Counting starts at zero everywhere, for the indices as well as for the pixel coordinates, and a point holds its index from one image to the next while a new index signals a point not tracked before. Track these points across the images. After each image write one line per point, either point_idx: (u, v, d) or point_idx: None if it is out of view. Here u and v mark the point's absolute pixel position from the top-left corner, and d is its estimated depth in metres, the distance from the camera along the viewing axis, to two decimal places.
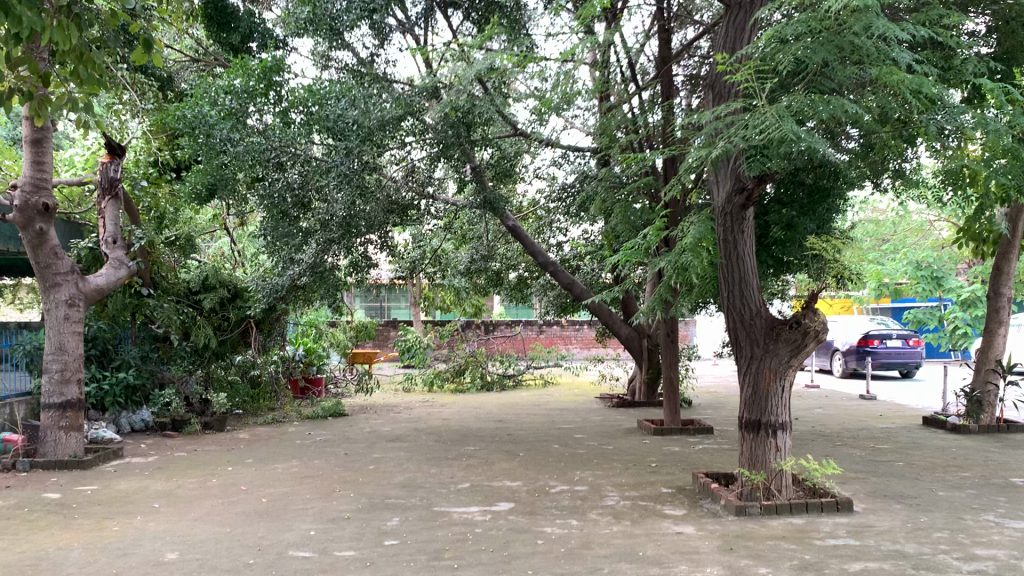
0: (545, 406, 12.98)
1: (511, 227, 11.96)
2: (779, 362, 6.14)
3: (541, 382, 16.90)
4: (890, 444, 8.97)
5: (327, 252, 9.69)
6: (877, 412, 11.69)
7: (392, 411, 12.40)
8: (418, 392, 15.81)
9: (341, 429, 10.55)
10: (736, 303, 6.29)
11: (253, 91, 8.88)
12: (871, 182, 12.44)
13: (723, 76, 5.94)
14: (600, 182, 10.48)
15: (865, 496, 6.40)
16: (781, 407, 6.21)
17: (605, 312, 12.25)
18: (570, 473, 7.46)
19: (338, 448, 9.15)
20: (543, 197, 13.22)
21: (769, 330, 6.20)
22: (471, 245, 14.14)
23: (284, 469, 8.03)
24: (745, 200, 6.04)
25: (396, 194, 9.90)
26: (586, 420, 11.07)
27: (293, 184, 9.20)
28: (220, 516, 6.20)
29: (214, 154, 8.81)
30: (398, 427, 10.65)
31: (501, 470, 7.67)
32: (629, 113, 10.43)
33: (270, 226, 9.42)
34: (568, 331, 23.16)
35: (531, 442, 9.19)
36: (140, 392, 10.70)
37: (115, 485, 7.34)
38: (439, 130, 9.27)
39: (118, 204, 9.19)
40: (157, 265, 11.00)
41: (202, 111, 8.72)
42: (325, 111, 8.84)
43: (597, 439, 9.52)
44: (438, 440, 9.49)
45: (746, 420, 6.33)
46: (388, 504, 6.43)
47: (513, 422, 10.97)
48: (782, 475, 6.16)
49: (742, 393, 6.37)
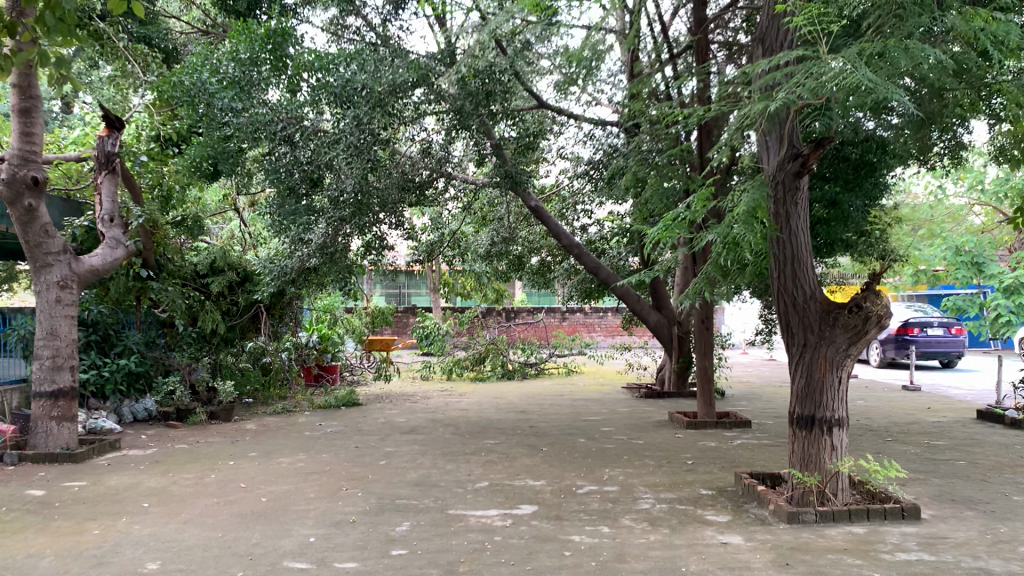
0: (570, 396, 12.34)
1: (534, 207, 11.32)
2: (835, 351, 5.48)
3: (564, 370, 16.27)
4: (946, 440, 8.25)
5: (338, 230, 9.08)
6: (925, 405, 10.95)
7: (408, 401, 11.83)
8: (437, 380, 15.25)
9: (354, 419, 9.98)
10: (787, 286, 5.61)
11: (259, 60, 8.15)
12: (918, 160, 11.67)
13: (777, 24, 5.22)
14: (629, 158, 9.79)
15: (932, 501, 5.71)
16: (837, 401, 5.55)
17: (632, 298, 11.60)
18: (598, 472, 6.83)
19: (349, 441, 8.56)
20: (568, 177, 12.67)
21: (824, 314, 5.54)
22: (491, 227, 13.51)
23: (289, 464, 7.46)
24: (799, 167, 5.35)
25: (409, 170, 9.27)
26: (613, 412, 10.42)
27: (299, 158, 8.50)
28: (213, 518, 5.62)
29: (215, 125, 8.24)
30: (414, 418, 10.06)
31: (523, 467, 7.05)
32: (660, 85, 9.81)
33: (276, 203, 8.76)
34: (592, 318, 22.51)
35: (555, 435, 8.56)
36: (143, 379, 10.18)
37: (106, 481, 6.79)
38: (454, 99, 8.59)
39: (115, 179, 8.62)
40: (164, 247, 10.53)
41: (202, 77, 8.19)
42: (332, 78, 8.19)
43: (626, 432, 8.87)
44: (456, 432, 8.88)
45: (798, 416, 5.66)
46: (397, 505, 5.82)
47: (536, 413, 10.36)
48: (838, 477, 5.50)
49: (794, 385, 5.70)
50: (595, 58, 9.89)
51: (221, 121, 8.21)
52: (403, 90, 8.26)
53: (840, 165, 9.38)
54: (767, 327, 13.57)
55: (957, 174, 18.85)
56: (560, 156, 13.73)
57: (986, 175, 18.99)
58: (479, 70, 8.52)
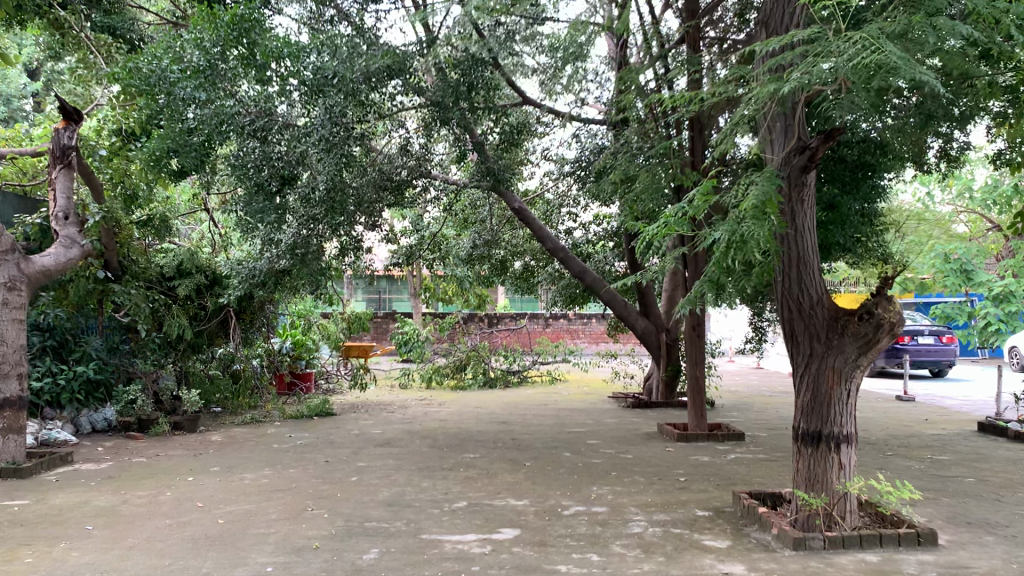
0: (554, 405, 11.87)
1: (517, 209, 10.85)
2: (844, 361, 5.05)
3: (548, 379, 15.80)
4: (950, 455, 7.84)
5: (311, 230, 8.65)
6: (922, 416, 10.55)
7: (385, 410, 11.31)
8: (416, 389, 14.72)
9: (327, 431, 9.46)
10: (792, 290, 5.17)
11: (226, 47, 7.54)
12: (914, 163, 11.34)
13: (784, 5, 4.79)
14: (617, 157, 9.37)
15: (946, 524, 5.27)
16: (845, 416, 5.10)
17: (620, 303, 11.18)
18: (585, 490, 6.35)
19: (319, 454, 8.04)
20: (553, 180, 12.24)
21: (832, 322, 5.10)
22: (473, 230, 13.04)
23: (254, 481, 6.93)
24: (807, 161, 4.91)
25: (389, 169, 8.95)
26: (599, 423, 9.95)
27: (267, 153, 7.97)
28: (162, 543, 5.08)
29: (176, 117, 7.64)
30: (390, 430, 9.55)
31: (504, 484, 6.56)
32: (648, 84, 9.45)
33: (244, 201, 8.19)
34: (576, 325, 22.08)
35: (539, 449, 8.07)
36: (102, 388, 9.64)
37: (50, 499, 6.23)
38: (435, 92, 8.13)
39: (71, 174, 8.06)
40: (127, 248, 10.04)
41: (161, 64, 7.55)
42: (303, 68, 7.70)
43: (613, 445, 8.41)
44: (433, 446, 8.39)
45: (803, 432, 5.22)
46: (366, 529, 5.31)
47: (519, 424, 9.87)
48: (847, 499, 5.07)
49: (798, 398, 5.26)
50: (581, 51, 9.45)
51: (183, 113, 7.64)
52: (380, 83, 7.80)
53: (837, 167, 9.06)
54: (757, 335, 13.16)
55: (943, 180, 18.58)
56: (544, 157, 13.31)
57: (973, 181, 18.73)
58: (460, 61, 8.14)
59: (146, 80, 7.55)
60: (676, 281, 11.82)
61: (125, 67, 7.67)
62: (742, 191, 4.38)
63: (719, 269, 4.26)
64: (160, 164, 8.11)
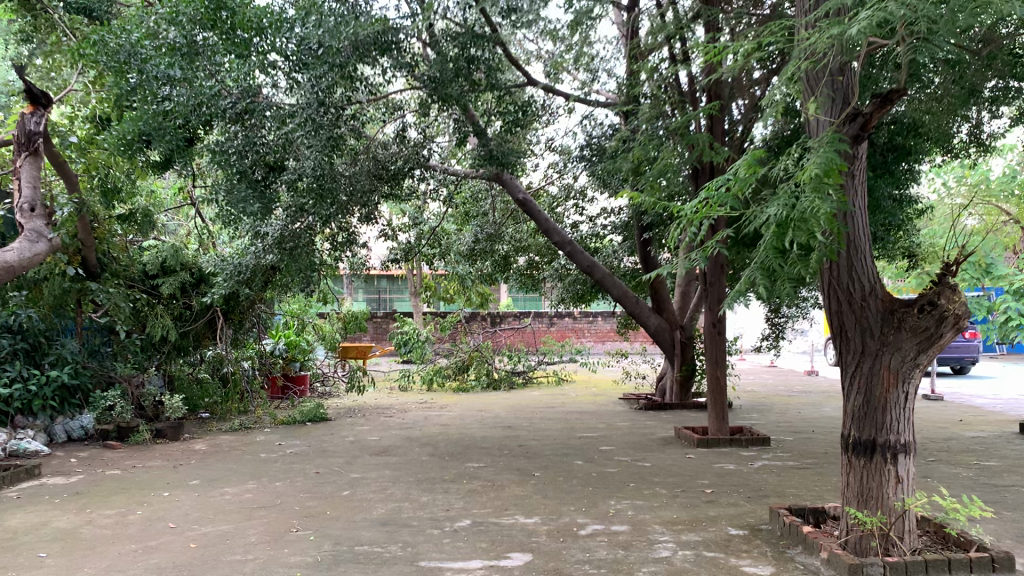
0: (562, 408, 11.23)
1: (522, 201, 10.23)
2: (900, 360, 4.38)
3: (554, 379, 15.17)
4: (997, 461, 7.18)
5: (299, 220, 8.04)
6: (956, 416, 9.90)
7: (383, 415, 10.67)
8: (416, 391, 14.08)
9: (320, 438, 8.82)
10: (840, 278, 4.54)
11: (202, 20, 6.81)
12: (941, 154, 10.74)
13: None
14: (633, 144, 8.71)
15: (1017, 544, 4.62)
16: (902, 422, 4.44)
17: (631, 300, 10.50)
18: (602, 505, 5.69)
19: (309, 465, 7.39)
20: (557, 171, 11.60)
21: (888, 315, 4.45)
22: (474, 223, 12.38)
23: (236, 496, 6.29)
24: (860, 130, 4.17)
25: (385, 157, 8.48)
26: (611, 427, 9.30)
27: (250, 138, 7.33)
28: (121, 574, 4.43)
29: (150, 97, 6.98)
30: (387, 436, 8.90)
31: (511, 499, 5.91)
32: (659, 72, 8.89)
33: (224, 188, 7.55)
34: (581, 324, 21.45)
35: (548, 458, 7.43)
36: (79, 393, 9.01)
37: (6, 520, 5.58)
38: (434, 67, 7.50)
39: (38, 163, 7.41)
40: (105, 244, 9.43)
41: (128, 38, 6.86)
42: (284, 40, 7.10)
43: (628, 452, 7.76)
44: (434, 454, 7.73)
45: (853, 440, 4.57)
46: (356, 554, 4.66)
47: (525, 428, 9.23)
48: (905, 517, 4.42)
49: (847, 402, 4.62)
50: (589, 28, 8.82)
51: (156, 93, 6.97)
52: (371, 58, 7.21)
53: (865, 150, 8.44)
54: (774, 331, 12.51)
55: (959, 171, 17.94)
56: (548, 148, 12.69)
57: (989, 172, 18.08)
58: (456, 34, 7.53)
59: (113, 55, 6.87)
60: (691, 277, 11.24)
61: (89, 40, 7.00)
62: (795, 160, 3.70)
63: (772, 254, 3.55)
64: (132, 149, 7.53)
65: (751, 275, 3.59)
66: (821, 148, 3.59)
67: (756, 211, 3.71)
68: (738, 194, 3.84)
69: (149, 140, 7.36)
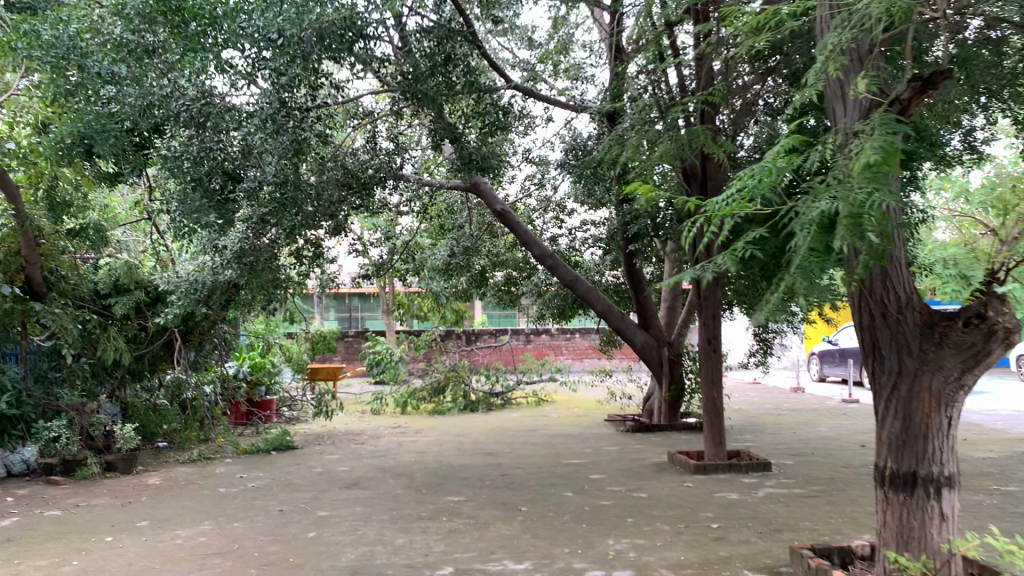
0: (544, 431, 10.61)
1: (500, 211, 9.70)
2: (942, 381, 3.85)
3: (534, 400, 14.58)
4: (1017, 485, 6.68)
5: (261, 233, 7.40)
6: (958, 435, 9.43)
7: (354, 442, 10.00)
8: (389, 414, 13.41)
9: (285, 470, 8.15)
10: (873, 289, 3.99)
11: (152, 14, 6.39)
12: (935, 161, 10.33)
13: None
14: (619, 150, 8.21)
15: None
16: (945, 450, 3.91)
17: (616, 317, 9.92)
18: (600, 546, 5.09)
19: (272, 502, 6.71)
20: (535, 183, 11.09)
21: (927, 330, 3.90)
22: (449, 236, 11.78)
23: (190, 539, 5.61)
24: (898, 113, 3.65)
25: (355, 165, 8.01)
26: (598, 452, 8.71)
27: (205, 142, 6.67)
28: None
29: (94, 97, 6.55)
30: (358, 466, 8.25)
31: (497, 541, 5.28)
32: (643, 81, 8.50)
33: (178, 196, 6.88)
34: (558, 341, 20.91)
35: (535, 489, 6.82)
36: (22, 424, 8.22)
37: None
38: (404, 61, 6.93)
39: None
40: (52, 261, 8.72)
41: (65, 31, 6.41)
42: (240, 29, 6.47)
43: (621, 481, 7.18)
44: (410, 487, 7.09)
45: (890, 472, 4.03)
46: None
47: (507, 455, 8.62)
48: (952, 559, 3.89)
49: (881, 429, 4.08)
50: None
51: (99, 93, 6.53)
52: (338, 54, 6.60)
53: None
54: (763, 348, 12.03)
55: (939, 183, 17.67)
56: (525, 159, 12.19)
57: (970, 185, 17.83)
58: (430, 29, 6.98)
59: (51, 50, 6.39)
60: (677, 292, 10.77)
61: (21, 32, 6.53)
62: (848, 150, 3.13)
63: (814, 260, 2.99)
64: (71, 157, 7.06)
65: (793, 282, 2.98)
66: (871, 132, 3.11)
67: (804, 207, 3.09)
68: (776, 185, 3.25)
69: (91, 147, 6.88)
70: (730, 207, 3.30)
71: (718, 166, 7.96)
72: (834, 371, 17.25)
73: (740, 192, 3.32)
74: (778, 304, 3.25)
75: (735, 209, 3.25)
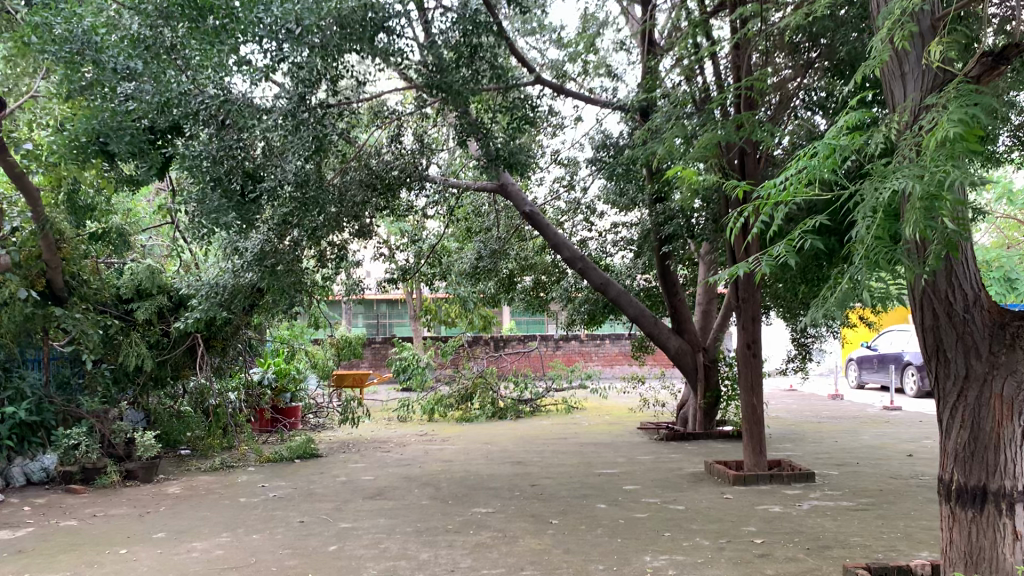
0: (575, 439, 10.29)
1: (528, 213, 9.44)
2: (1016, 386, 3.49)
3: (564, 407, 14.25)
4: None
5: (284, 235, 7.20)
6: None
7: (379, 450, 9.75)
8: (416, 421, 13.17)
9: (309, 479, 7.91)
10: (937, 285, 3.64)
11: (168, 7, 6.14)
12: None
13: None
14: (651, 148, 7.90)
15: None
16: (1018, 463, 3.55)
17: (649, 321, 9.60)
18: (636, 563, 4.78)
19: (293, 513, 6.47)
20: (564, 184, 10.80)
21: (998, 331, 3.55)
22: (477, 240, 11.52)
23: (206, 552, 5.38)
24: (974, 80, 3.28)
25: (380, 166, 7.77)
26: (631, 462, 8.38)
27: (224, 141, 6.52)
28: None
29: (109, 94, 6.31)
30: (383, 475, 8.00)
31: (527, 556, 4.99)
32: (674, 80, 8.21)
33: (195, 195, 6.57)
34: (588, 347, 20.57)
35: (566, 500, 6.51)
36: (42, 431, 8.05)
37: None
38: (427, 52, 6.70)
39: None
40: (73, 265, 8.55)
41: (78, 23, 6.13)
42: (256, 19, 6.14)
43: (656, 492, 6.85)
44: (436, 497, 6.82)
45: (956, 486, 3.68)
46: None
47: (536, 464, 8.32)
48: None
49: (946, 439, 3.73)
50: None
51: (115, 89, 6.32)
52: (359, 49, 6.39)
53: None
54: (801, 353, 11.63)
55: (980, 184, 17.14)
56: (554, 160, 11.91)
57: (1013, 185, 17.28)
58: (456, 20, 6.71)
59: (64, 45, 6.11)
60: (712, 295, 10.45)
61: (30, 23, 6.18)
62: (924, 127, 2.79)
63: (877, 248, 2.76)
64: (85, 154, 6.72)
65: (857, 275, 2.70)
66: (944, 105, 2.80)
67: (868, 191, 2.79)
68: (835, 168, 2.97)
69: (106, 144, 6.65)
70: (788, 190, 3.04)
71: (758, 161, 7.64)
72: (873, 378, 16.75)
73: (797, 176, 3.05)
74: (841, 301, 2.96)
75: (794, 193, 2.97)
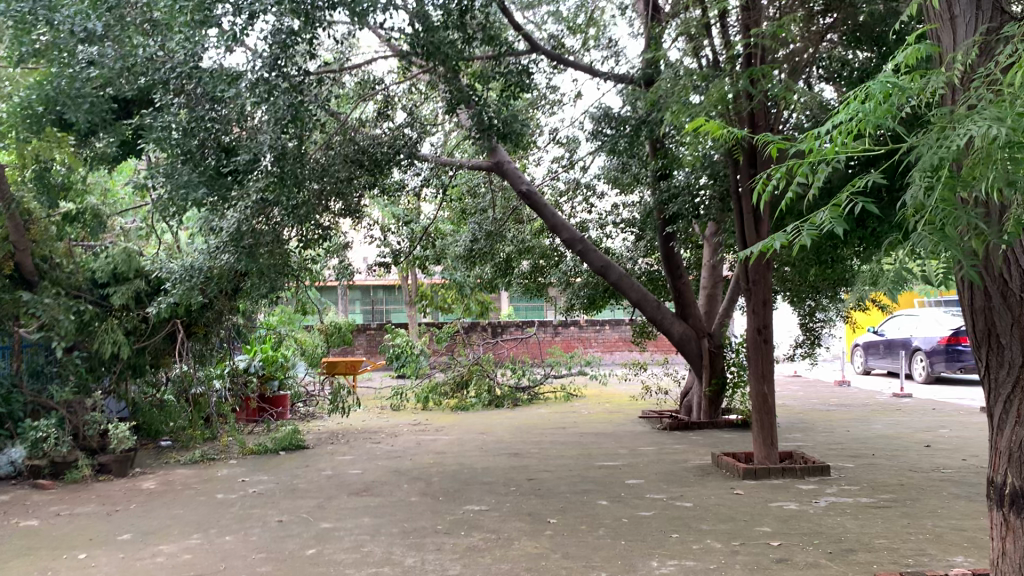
0: (574, 429, 9.84)
1: (525, 192, 8.97)
2: None
3: (563, 395, 13.82)
4: None
5: (260, 214, 6.70)
6: None
7: (369, 440, 9.31)
8: (410, 410, 12.74)
9: (292, 472, 7.47)
10: (991, 263, 3.17)
11: None
12: None
13: None
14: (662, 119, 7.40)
15: None
16: None
17: (652, 305, 9.12)
18: (642, 570, 4.33)
19: (272, 511, 6.03)
20: (563, 163, 10.35)
21: None
22: (471, 221, 11.06)
23: (173, 556, 4.94)
24: None
25: (366, 141, 7.36)
26: (634, 454, 7.93)
27: (195, 111, 6.08)
28: None
29: (68, 59, 5.97)
30: (371, 468, 7.56)
31: (522, 561, 4.54)
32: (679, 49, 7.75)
33: (163, 168, 6.23)
34: (587, 333, 20.15)
35: (565, 497, 6.07)
36: (9, 423, 7.56)
37: None
38: (415, 9, 6.18)
39: None
40: (43, 246, 8.08)
41: None
42: None
43: (662, 487, 6.41)
44: (425, 493, 6.38)
45: (1011, 492, 3.23)
46: None
47: (534, 456, 7.88)
48: None
49: (998, 437, 3.28)
50: None
51: (75, 52, 5.96)
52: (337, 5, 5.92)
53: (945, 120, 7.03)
54: (810, 338, 11.17)
55: None
56: (553, 139, 11.44)
57: None
58: None
59: (14, 3, 5.75)
60: (716, 278, 10.00)
61: None
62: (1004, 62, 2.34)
63: (948, 209, 2.32)
64: (42, 123, 6.45)
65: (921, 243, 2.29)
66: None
67: (938, 142, 2.36)
68: (890, 117, 2.55)
69: (62, 113, 6.36)
70: (835, 145, 2.64)
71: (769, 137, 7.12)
72: (880, 364, 16.34)
73: (844, 124, 2.66)
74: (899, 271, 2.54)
75: (840, 147, 2.58)
